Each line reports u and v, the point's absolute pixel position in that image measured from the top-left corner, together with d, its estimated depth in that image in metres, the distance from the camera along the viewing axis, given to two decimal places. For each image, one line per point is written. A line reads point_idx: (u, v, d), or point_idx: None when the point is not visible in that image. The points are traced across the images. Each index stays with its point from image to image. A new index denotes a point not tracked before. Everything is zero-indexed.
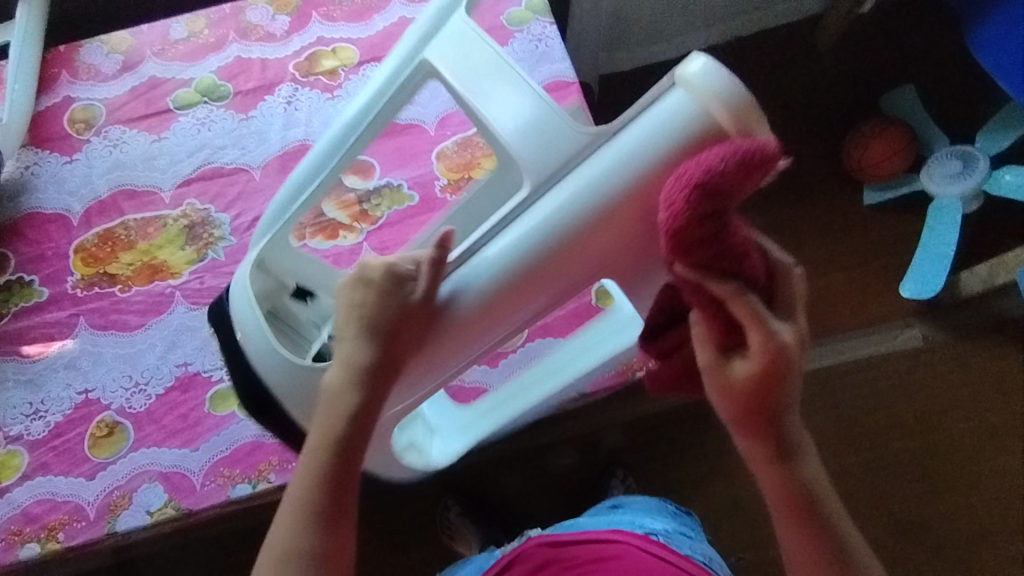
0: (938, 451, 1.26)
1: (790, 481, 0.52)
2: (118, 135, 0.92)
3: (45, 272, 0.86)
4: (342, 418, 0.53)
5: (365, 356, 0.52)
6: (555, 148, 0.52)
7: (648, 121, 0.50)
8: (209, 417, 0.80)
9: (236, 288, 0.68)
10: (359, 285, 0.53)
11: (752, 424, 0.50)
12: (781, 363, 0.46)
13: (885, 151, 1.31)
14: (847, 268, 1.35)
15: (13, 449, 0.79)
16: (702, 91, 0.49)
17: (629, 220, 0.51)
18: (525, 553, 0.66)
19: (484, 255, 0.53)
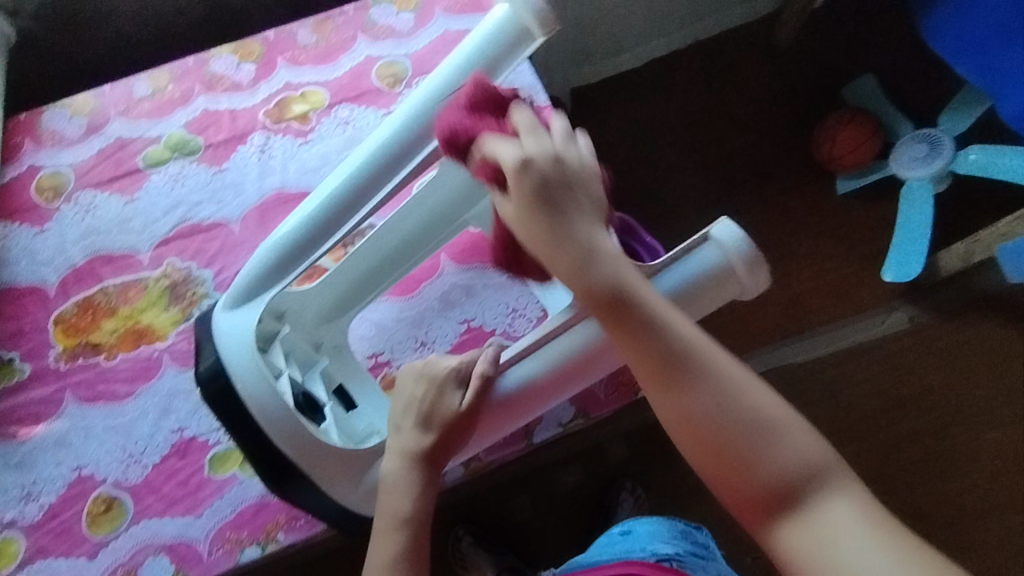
0: (936, 430, 1.28)
1: (597, 289, 0.53)
2: (89, 199, 0.90)
3: (25, 347, 0.83)
4: (407, 498, 0.61)
5: (421, 448, 0.62)
6: None
7: (685, 264, 0.62)
8: (210, 481, 0.77)
9: (240, 356, 0.64)
10: (416, 376, 0.63)
11: (545, 242, 0.53)
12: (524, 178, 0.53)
13: (853, 141, 1.33)
14: (828, 258, 1.36)
15: (9, 535, 0.76)
16: (726, 247, 0.62)
17: None
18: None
19: (520, 361, 0.63)
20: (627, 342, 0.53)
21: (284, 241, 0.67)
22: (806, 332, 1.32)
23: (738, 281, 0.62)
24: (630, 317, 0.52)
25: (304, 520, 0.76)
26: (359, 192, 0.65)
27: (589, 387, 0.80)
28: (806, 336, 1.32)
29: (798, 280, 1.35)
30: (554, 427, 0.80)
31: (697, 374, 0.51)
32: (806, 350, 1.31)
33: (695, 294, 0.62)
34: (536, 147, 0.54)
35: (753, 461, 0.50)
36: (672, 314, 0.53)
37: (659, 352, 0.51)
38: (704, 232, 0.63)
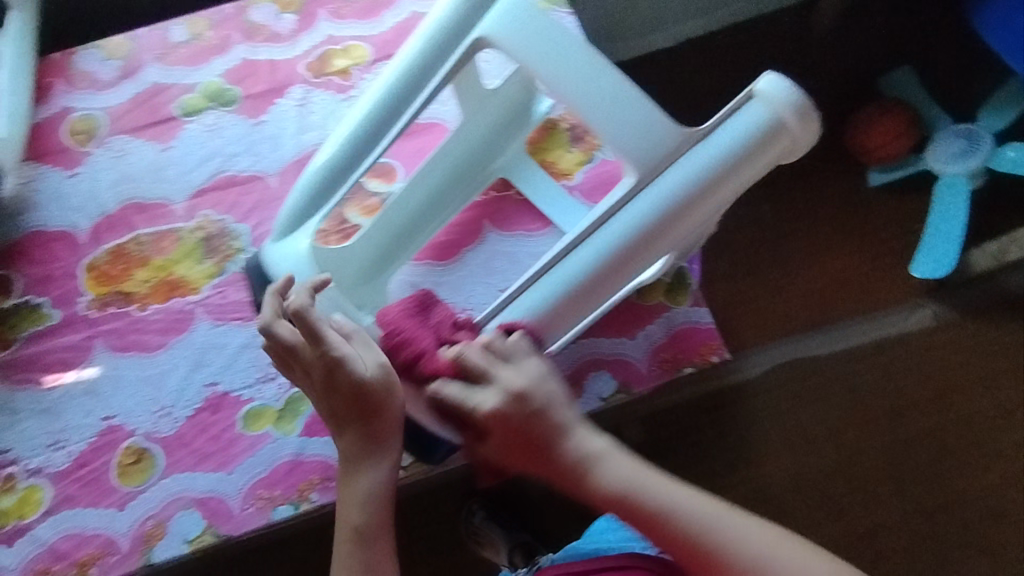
0: (953, 430, 1.26)
1: (604, 495, 0.56)
2: (122, 145, 0.87)
3: (54, 293, 0.81)
4: (361, 493, 0.62)
5: (348, 444, 0.63)
6: (628, 118, 0.60)
7: (732, 126, 0.59)
8: (243, 438, 0.76)
9: (301, 276, 0.66)
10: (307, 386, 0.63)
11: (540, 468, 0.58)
12: (489, 423, 0.57)
13: (888, 132, 1.31)
14: (853, 251, 1.34)
15: (35, 483, 0.75)
16: (773, 100, 0.58)
17: (714, 201, 0.60)
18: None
19: (570, 257, 0.62)
20: (654, 536, 0.55)
21: (322, 166, 0.70)
22: (821, 327, 1.30)
23: (791, 133, 0.59)
24: (648, 512, 0.55)
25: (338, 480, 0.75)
26: (400, 101, 0.66)
27: (632, 362, 0.80)
28: (830, 328, 1.30)
29: (825, 272, 1.33)
30: (595, 401, 0.79)
31: (714, 550, 0.53)
32: (826, 343, 1.30)
33: (749, 158, 0.59)
34: (498, 393, 0.57)
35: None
36: (673, 493, 0.56)
37: (672, 528, 0.54)
38: (750, 90, 0.59)
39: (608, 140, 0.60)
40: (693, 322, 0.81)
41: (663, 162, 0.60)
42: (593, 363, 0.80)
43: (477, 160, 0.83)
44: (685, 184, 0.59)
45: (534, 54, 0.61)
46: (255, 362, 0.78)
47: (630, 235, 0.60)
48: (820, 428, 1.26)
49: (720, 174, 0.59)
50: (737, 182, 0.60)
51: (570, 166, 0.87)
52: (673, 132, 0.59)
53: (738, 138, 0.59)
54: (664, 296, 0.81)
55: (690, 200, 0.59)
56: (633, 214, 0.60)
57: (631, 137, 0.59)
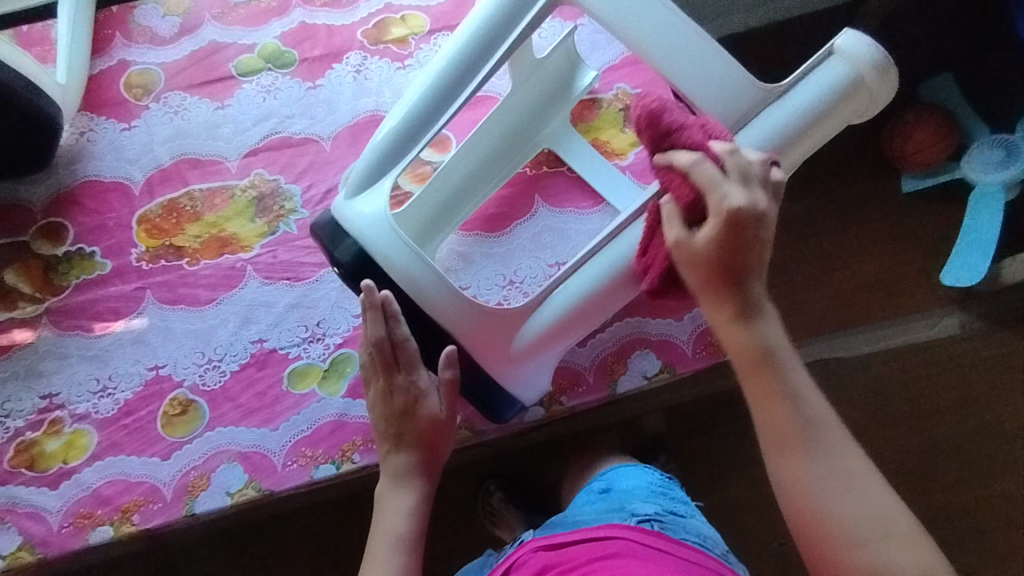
0: (973, 437, 1.21)
1: (745, 345, 0.49)
2: (179, 101, 0.88)
3: (107, 243, 0.82)
4: (399, 518, 0.64)
5: (405, 461, 0.66)
6: (707, 74, 0.60)
7: (811, 82, 0.59)
8: (288, 396, 0.76)
9: (379, 229, 0.64)
10: (380, 404, 0.66)
11: (721, 293, 0.49)
12: (736, 222, 0.47)
13: (929, 138, 1.18)
14: (886, 249, 1.22)
15: (81, 428, 0.75)
16: (855, 56, 0.59)
17: (791, 157, 0.60)
18: (523, 558, 0.63)
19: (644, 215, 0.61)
20: (768, 409, 0.49)
21: (407, 112, 0.66)
22: (862, 325, 1.19)
23: (870, 88, 0.59)
24: (773, 384, 0.49)
25: None
26: (477, 52, 0.65)
27: (677, 343, 0.80)
28: (866, 327, 1.19)
29: (858, 270, 1.21)
30: (638, 378, 0.79)
31: (819, 446, 0.48)
32: (855, 346, 1.19)
33: (828, 113, 0.59)
34: (748, 195, 0.48)
35: (855, 538, 0.46)
36: (804, 384, 0.50)
37: (788, 412, 0.49)
38: (828, 47, 0.60)
39: (691, 100, 0.61)
40: None
41: (738, 120, 0.60)
42: (638, 342, 0.80)
43: (526, 128, 0.82)
44: (766, 138, 0.59)
45: (613, 14, 0.61)
46: (302, 322, 0.79)
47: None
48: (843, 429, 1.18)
49: (800, 130, 0.59)
50: (814, 139, 0.60)
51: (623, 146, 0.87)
52: (750, 88, 0.60)
53: (817, 94, 0.59)
54: None
55: (771, 152, 0.59)
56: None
57: (714, 94, 0.60)
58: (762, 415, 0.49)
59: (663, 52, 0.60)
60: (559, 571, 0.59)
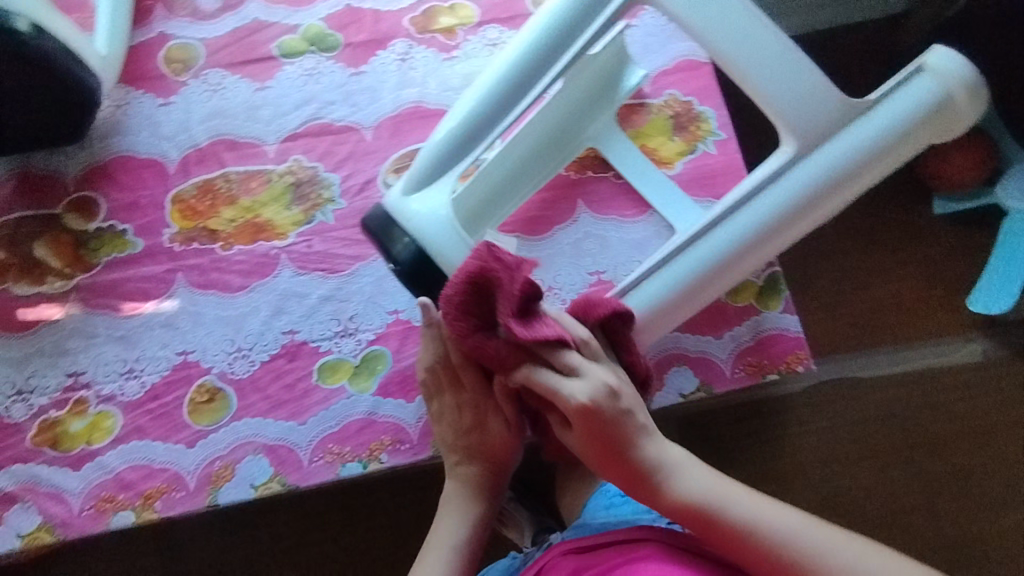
0: (1004, 469, 1.08)
1: (684, 506, 0.56)
2: (218, 79, 0.85)
3: (139, 222, 0.80)
4: (460, 527, 0.66)
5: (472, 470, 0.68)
6: (789, 82, 0.58)
7: (900, 98, 0.59)
8: (317, 390, 0.75)
9: (436, 230, 0.67)
10: (449, 418, 0.69)
11: (621, 472, 0.57)
12: (587, 419, 0.57)
13: (967, 162, 1.11)
14: (904, 266, 1.16)
15: (106, 409, 0.74)
16: (945, 74, 0.58)
17: (873, 173, 0.60)
18: (552, 563, 0.63)
19: (721, 224, 0.62)
20: (740, 555, 0.53)
21: (470, 111, 0.66)
22: (878, 348, 1.13)
23: (959, 107, 0.58)
24: (717, 527, 0.54)
25: (409, 445, 0.74)
26: (541, 59, 0.64)
27: (715, 361, 0.78)
28: (874, 347, 1.13)
29: (877, 291, 1.15)
30: (674, 396, 0.77)
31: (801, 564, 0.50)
32: (866, 364, 1.12)
33: (913, 132, 0.59)
34: (588, 389, 0.57)
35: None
36: (750, 506, 0.54)
37: (748, 536, 0.52)
38: (917, 63, 0.59)
39: (771, 111, 0.59)
40: (782, 329, 0.79)
41: (825, 133, 0.59)
42: (675, 358, 0.78)
43: (568, 128, 0.80)
44: (850, 156, 0.59)
45: (693, 12, 0.58)
46: (335, 315, 0.77)
47: (789, 205, 0.61)
48: (862, 451, 1.09)
49: (883, 149, 0.59)
50: (898, 155, 0.60)
51: (671, 155, 0.84)
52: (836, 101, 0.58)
53: (906, 111, 0.58)
54: (755, 299, 0.80)
55: (854, 169, 0.59)
56: (795, 183, 0.60)
57: (798, 105, 0.58)
58: (734, 552, 0.53)
59: (744, 57, 0.58)
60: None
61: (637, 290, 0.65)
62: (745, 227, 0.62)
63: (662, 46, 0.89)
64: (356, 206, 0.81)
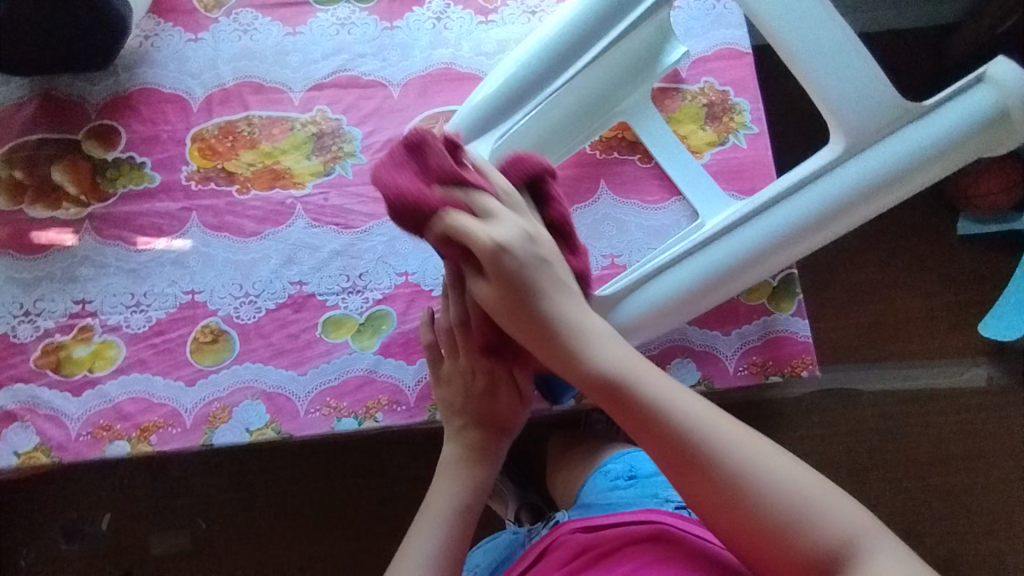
0: (991, 495, 1.08)
1: (594, 375, 0.53)
2: (249, 20, 0.84)
3: (158, 156, 0.79)
4: (459, 493, 0.63)
5: (475, 437, 0.67)
6: (846, 76, 0.60)
7: (954, 107, 0.59)
8: (320, 343, 0.75)
9: None
10: (459, 382, 0.69)
11: (535, 339, 0.54)
12: (500, 268, 0.53)
13: (997, 184, 1.07)
14: (918, 284, 1.15)
15: (110, 340, 0.74)
16: (1005, 86, 0.58)
17: (918, 178, 0.61)
18: (561, 539, 0.63)
19: (761, 214, 0.62)
20: (644, 435, 0.51)
21: None
22: (882, 362, 1.12)
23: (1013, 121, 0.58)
24: (629, 406, 0.52)
25: (406, 407, 0.74)
26: None
27: (719, 356, 0.77)
28: (879, 361, 1.12)
29: (890, 306, 1.14)
30: None
31: (711, 458, 0.49)
32: (868, 379, 1.11)
33: (962, 140, 0.59)
34: (503, 232, 0.53)
35: (786, 534, 0.47)
36: (662, 387, 0.52)
37: (659, 419, 0.51)
38: (978, 74, 0.59)
39: (829, 108, 0.61)
40: (792, 332, 0.78)
41: (874, 132, 0.60)
42: (681, 348, 0.78)
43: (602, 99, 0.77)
44: (895, 156, 0.60)
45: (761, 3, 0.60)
46: (344, 271, 0.77)
47: (838, 199, 0.61)
48: (851, 462, 1.08)
49: (932, 156, 0.60)
50: (944, 163, 0.60)
51: (700, 144, 0.83)
52: (894, 99, 0.60)
53: (959, 120, 0.59)
54: (768, 299, 0.79)
55: (899, 171, 0.60)
56: (844, 180, 0.61)
57: (857, 102, 0.60)
58: (642, 433, 0.52)
59: (805, 52, 0.60)
60: (596, 553, 0.59)
61: (662, 275, 0.63)
62: (791, 218, 0.61)
63: (704, 30, 0.86)
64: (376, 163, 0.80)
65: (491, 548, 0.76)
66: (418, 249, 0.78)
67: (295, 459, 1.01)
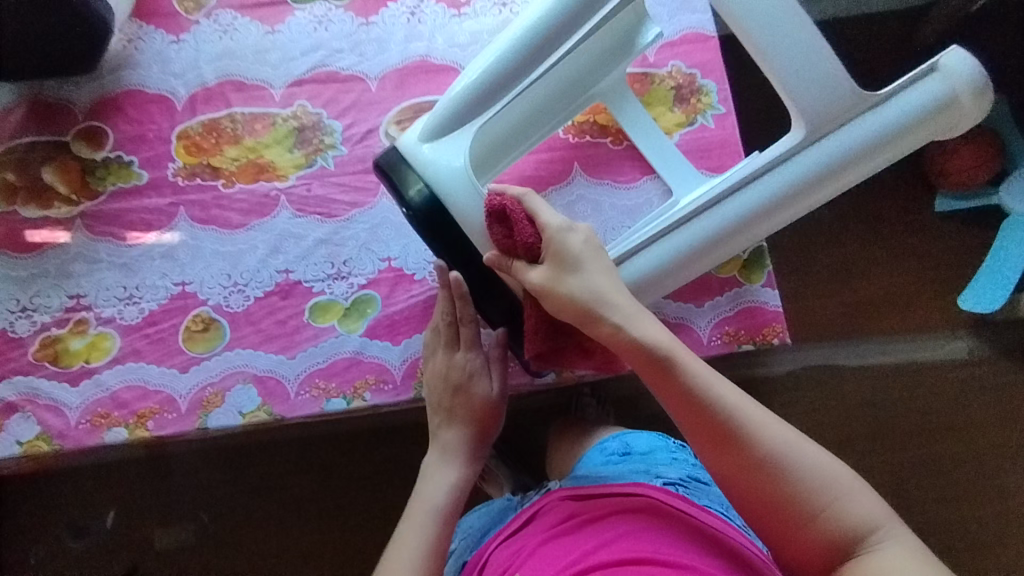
0: (969, 462, 1.11)
1: (639, 349, 0.55)
2: (228, 20, 0.87)
3: (145, 155, 0.82)
4: (440, 490, 0.66)
5: (456, 435, 0.71)
6: (806, 66, 0.59)
7: (905, 99, 0.59)
8: (308, 328, 0.78)
9: (449, 173, 0.67)
10: (437, 377, 0.73)
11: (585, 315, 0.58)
12: (560, 245, 0.59)
13: (972, 160, 1.08)
14: (902, 260, 1.16)
15: (105, 331, 0.77)
16: (955, 76, 0.58)
17: (871, 165, 0.62)
18: (551, 505, 0.65)
19: (722, 202, 0.63)
20: (683, 407, 0.53)
21: (492, 63, 0.68)
22: (866, 337, 1.14)
23: (964, 110, 0.59)
24: (669, 378, 0.54)
25: (392, 386, 0.77)
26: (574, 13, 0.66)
27: (694, 328, 0.80)
28: (862, 337, 1.14)
29: (875, 283, 1.15)
30: None
31: (746, 438, 0.51)
32: (850, 354, 1.14)
33: (911, 130, 0.59)
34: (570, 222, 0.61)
35: (808, 515, 0.50)
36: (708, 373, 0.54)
37: (694, 392, 0.53)
38: (933, 63, 0.59)
39: (787, 97, 0.60)
40: (763, 302, 0.81)
41: (830, 124, 0.60)
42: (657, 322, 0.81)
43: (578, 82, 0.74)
44: (850, 148, 0.60)
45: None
46: (329, 258, 0.80)
47: (791, 186, 0.62)
48: (833, 433, 1.11)
49: (886, 143, 0.60)
50: (897, 149, 0.61)
51: (670, 125, 0.86)
52: (848, 91, 0.59)
53: (912, 113, 0.59)
54: (738, 271, 0.82)
55: (853, 160, 0.61)
56: (796, 169, 0.61)
57: (813, 91, 0.59)
58: (678, 404, 0.54)
59: (770, 43, 0.59)
60: (584, 518, 0.61)
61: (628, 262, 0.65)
62: (746, 205, 0.62)
63: (670, 15, 0.89)
64: (357, 154, 0.83)
65: (485, 515, 0.78)
66: (399, 235, 0.81)
67: (290, 447, 1.03)
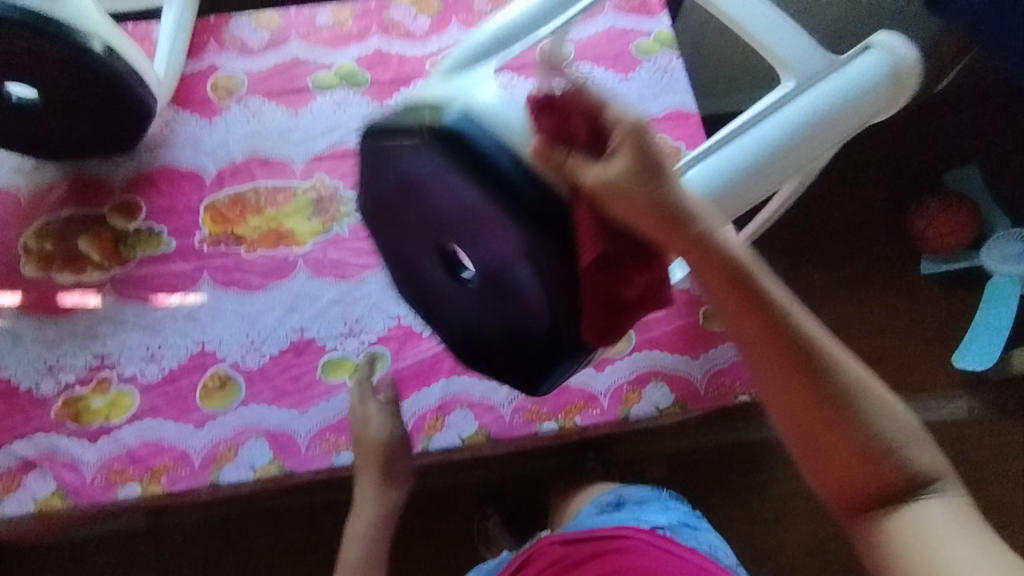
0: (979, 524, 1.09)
1: (722, 261, 0.43)
2: (257, 105, 0.96)
3: (174, 224, 0.89)
4: (355, 544, 0.77)
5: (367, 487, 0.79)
6: (772, 30, 0.67)
7: (864, 58, 0.65)
8: (320, 383, 0.81)
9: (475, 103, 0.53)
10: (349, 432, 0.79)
11: (653, 215, 0.43)
12: (632, 129, 0.43)
13: (952, 226, 1.12)
14: (894, 320, 1.18)
15: (126, 389, 0.81)
16: (896, 50, 0.65)
17: (853, 123, 0.64)
18: (539, 551, 0.66)
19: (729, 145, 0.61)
20: (760, 331, 0.43)
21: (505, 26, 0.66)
22: None
23: (909, 78, 0.65)
24: (748, 295, 0.43)
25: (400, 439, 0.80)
26: None
27: (690, 380, 0.84)
28: None
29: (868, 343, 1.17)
30: (650, 409, 0.83)
31: (827, 370, 0.42)
32: None
33: (876, 94, 0.64)
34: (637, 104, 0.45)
35: (876, 460, 0.42)
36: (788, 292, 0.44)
37: (777, 316, 0.42)
38: (871, 39, 0.66)
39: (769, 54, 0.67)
40: None
41: (811, 78, 0.64)
42: (654, 373, 0.84)
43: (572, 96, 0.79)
44: (833, 100, 0.63)
45: None
46: (341, 317, 0.84)
47: (790, 132, 0.61)
48: None
49: (857, 99, 0.63)
50: (870, 112, 0.64)
51: None
52: (817, 52, 0.65)
53: (873, 70, 0.64)
54: None
55: (842, 112, 0.63)
56: (791, 116, 0.62)
57: (783, 45, 0.66)
58: (756, 329, 0.43)
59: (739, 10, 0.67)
60: (571, 560, 0.62)
61: None
62: (753, 147, 0.61)
63: (656, 96, 0.99)
64: None
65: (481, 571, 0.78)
66: None
67: (293, 506, 1.02)
